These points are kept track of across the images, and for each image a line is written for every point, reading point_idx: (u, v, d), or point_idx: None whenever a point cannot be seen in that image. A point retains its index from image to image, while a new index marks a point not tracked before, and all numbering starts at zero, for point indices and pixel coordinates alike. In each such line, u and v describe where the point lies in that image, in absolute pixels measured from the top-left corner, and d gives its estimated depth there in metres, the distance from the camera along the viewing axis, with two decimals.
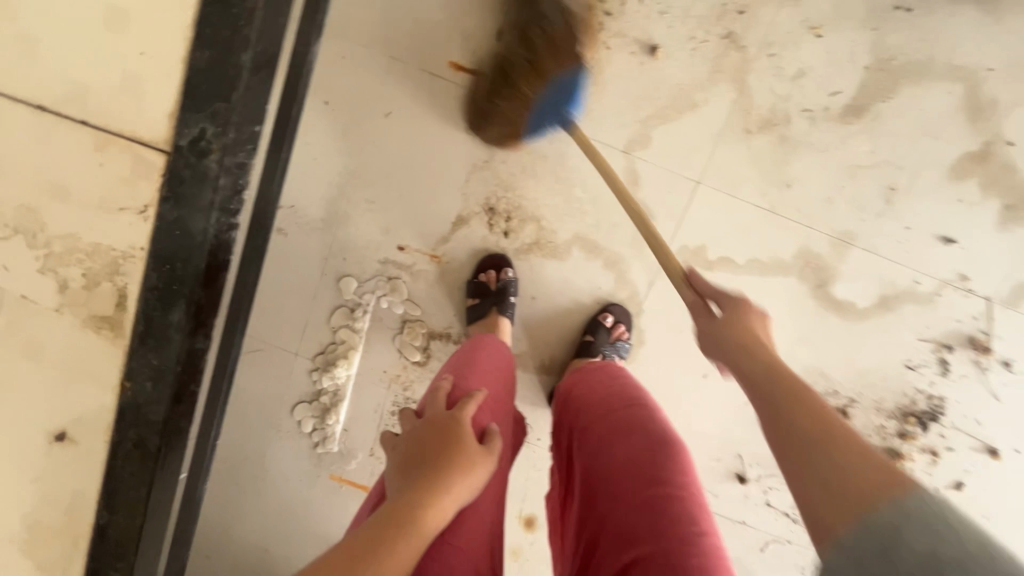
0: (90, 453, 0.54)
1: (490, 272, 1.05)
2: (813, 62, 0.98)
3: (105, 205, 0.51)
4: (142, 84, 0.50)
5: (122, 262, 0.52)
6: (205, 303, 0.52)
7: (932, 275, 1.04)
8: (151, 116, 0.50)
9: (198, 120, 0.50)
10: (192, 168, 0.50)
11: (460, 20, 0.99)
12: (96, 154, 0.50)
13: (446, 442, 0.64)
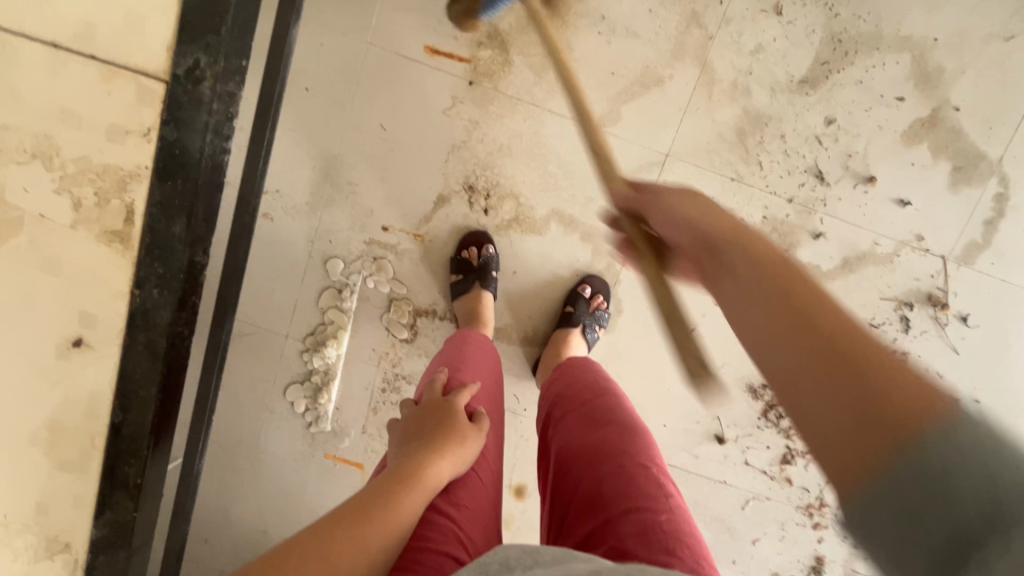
0: (105, 356, 0.57)
1: (472, 249, 1.09)
2: (769, 37, 1.03)
3: (112, 130, 0.52)
4: (145, 19, 0.50)
5: (129, 180, 0.54)
6: (203, 219, 0.56)
7: (890, 236, 1.10)
8: (152, 47, 0.51)
9: (191, 51, 0.51)
10: (188, 93, 0.52)
11: (434, 6, 1.04)
12: (104, 85, 0.51)
13: (444, 423, 0.69)
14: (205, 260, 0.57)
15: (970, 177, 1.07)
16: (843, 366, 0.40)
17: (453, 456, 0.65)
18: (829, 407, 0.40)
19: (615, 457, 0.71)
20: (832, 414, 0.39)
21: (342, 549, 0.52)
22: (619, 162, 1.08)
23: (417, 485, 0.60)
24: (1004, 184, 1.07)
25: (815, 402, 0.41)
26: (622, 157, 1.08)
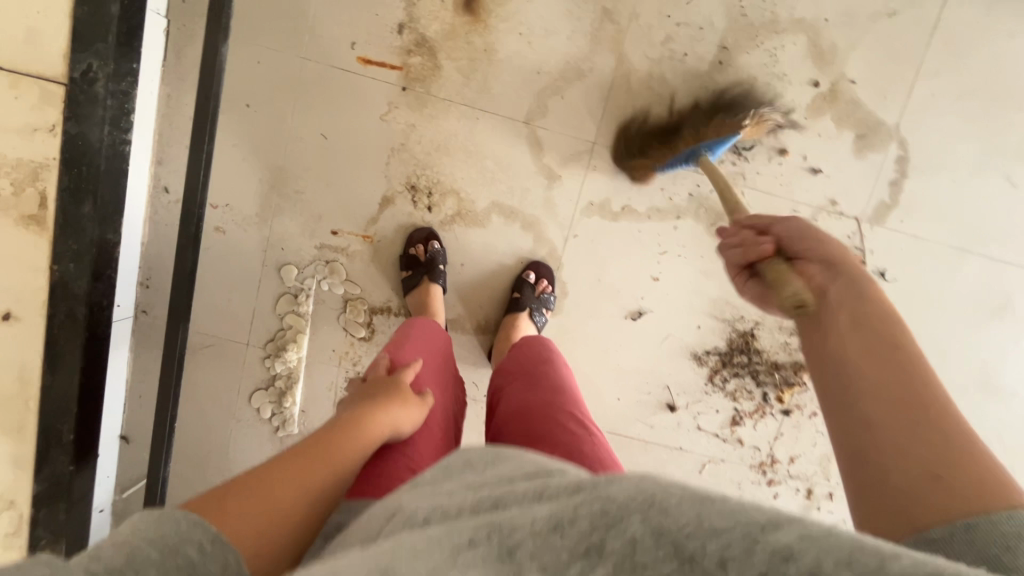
0: (30, 325, 0.80)
1: (419, 245, 1.15)
2: (677, 27, 1.12)
3: (23, 130, 0.75)
4: (41, 33, 0.74)
5: (40, 172, 0.76)
6: (106, 198, 0.81)
7: (807, 203, 1.19)
8: (49, 54, 0.74)
9: (85, 58, 0.75)
10: (85, 93, 0.76)
11: (362, 18, 1.10)
12: (12, 90, 0.74)
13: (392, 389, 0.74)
14: (112, 236, 0.83)
15: (873, 143, 1.16)
16: (923, 416, 0.47)
17: (401, 412, 0.71)
18: (898, 435, 0.46)
19: (550, 410, 0.76)
20: (890, 404, 0.48)
21: (296, 479, 0.55)
22: (550, 153, 1.15)
23: (365, 433, 0.65)
24: (903, 147, 1.17)
25: (876, 410, 0.48)
26: (552, 147, 1.15)
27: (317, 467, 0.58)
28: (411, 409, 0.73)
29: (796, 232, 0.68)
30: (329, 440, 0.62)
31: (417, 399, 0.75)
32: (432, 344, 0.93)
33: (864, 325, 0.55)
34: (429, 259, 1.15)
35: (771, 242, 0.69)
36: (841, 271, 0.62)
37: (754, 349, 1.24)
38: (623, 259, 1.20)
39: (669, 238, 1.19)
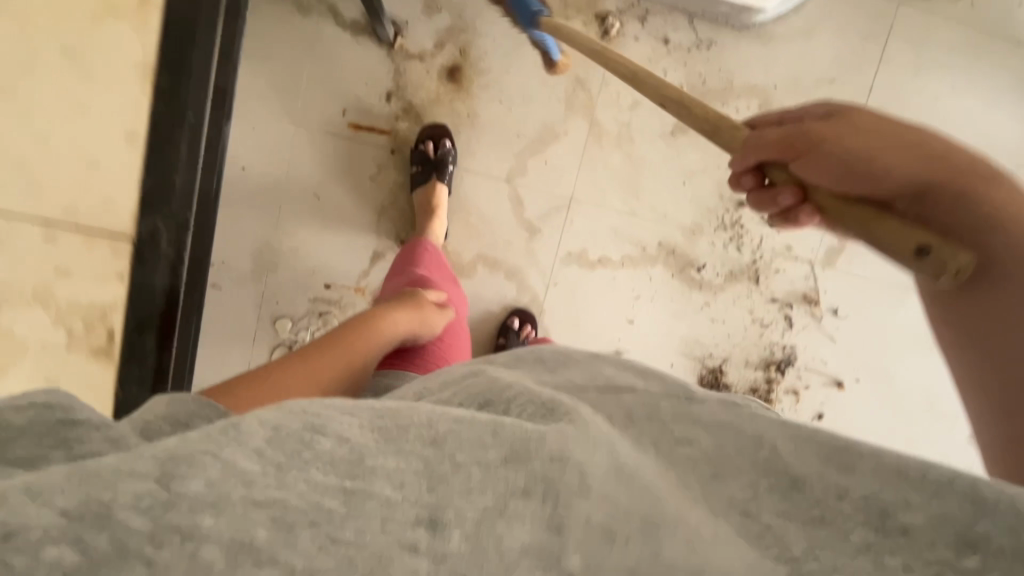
0: None
1: (429, 144, 1.16)
2: (643, 93, 1.22)
3: (99, 275, 0.61)
4: (101, 165, 0.60)
5: (109, 311, 0.62)
6: (163, 323, 0.63)
7: (766, 248, 1.30)
8: (120, 207, 0.61)
9: (154, 224, 0.62)
10: (150, 236, 0.62)
11: (352, 87, 1.16)
12: (85, 244, 0.61)
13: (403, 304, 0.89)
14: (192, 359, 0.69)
15: None
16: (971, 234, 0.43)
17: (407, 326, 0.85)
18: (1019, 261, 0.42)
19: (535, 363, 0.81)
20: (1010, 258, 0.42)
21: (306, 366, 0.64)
22: (530, 208, 1.24)
23: (381, 334, 0.79)
24: None
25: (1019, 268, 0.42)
26: (532, 202, 1.23)
27: (344, 355, 0.71)
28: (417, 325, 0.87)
29: (813, 166, 0.45)
30: (353, 334, 0.76)
31: (423, 318, 0.90)
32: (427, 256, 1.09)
33: (886, 183, 0.44)
34: (440, 191, 1.15)
35: (787, 173, 0.47)
36: (851, 116, 0.46)
37: (723, 383, 1.34)
38: (602, 303, 1.28)
39: (642, 284, 1.29)
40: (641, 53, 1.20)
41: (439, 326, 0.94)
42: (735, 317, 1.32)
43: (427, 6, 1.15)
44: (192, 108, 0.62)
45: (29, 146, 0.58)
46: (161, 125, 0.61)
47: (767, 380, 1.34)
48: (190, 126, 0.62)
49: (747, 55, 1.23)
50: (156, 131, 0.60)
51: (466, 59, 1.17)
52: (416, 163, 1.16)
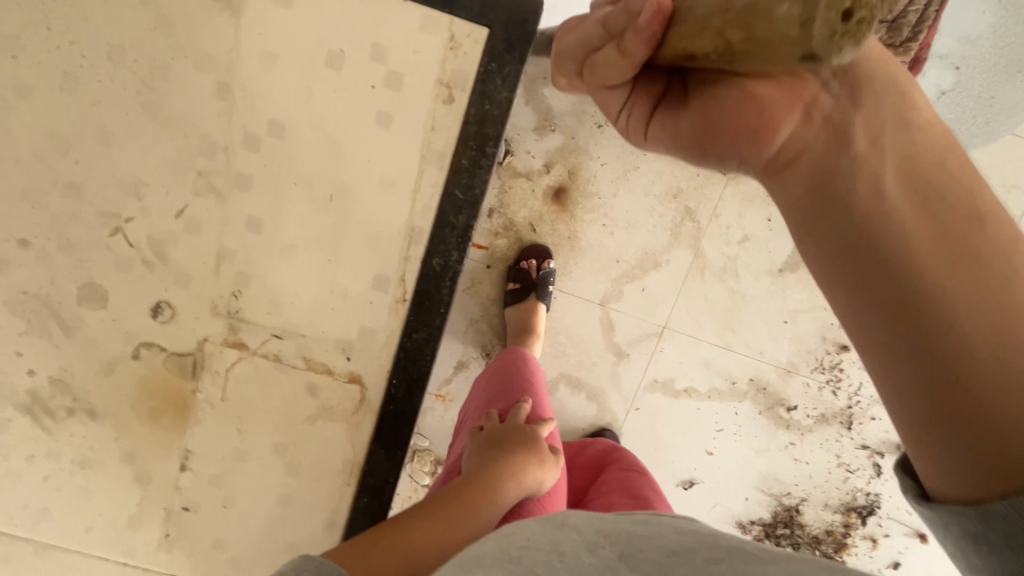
0: (207, 553, 0.62)
1: (533, 261, 1.13)
2: (755, 230, 1.16)
3: (293, 414, 0.60)
4: (349, 320, 0.59)
5: (302, 435, 0.60)
6: (382, 493, 0.61)
7: (864, 394, 1.24)
8: (361, 366, 0.59)
9: (387, 434, 0.61)
10: (386, 433, 0.60)
11: None
12: (305, 363, 0.59)
13: (514, 448, 0.68)
14: None
15: None
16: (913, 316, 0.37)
17: (519, 489, 0.63)
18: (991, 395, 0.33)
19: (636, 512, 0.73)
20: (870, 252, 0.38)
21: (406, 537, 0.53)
22: (620, 332, 1.20)
23: (489, 502, 0.59)
24: None
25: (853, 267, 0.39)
26: (624, 328, 1.20)
27: (442, 530, 0.55)
28: (526, 484, 0.65)
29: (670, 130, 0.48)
30: (456, 491, 0.60)
31: (536, 474, 0.67)
32: (530, 370, 0.90)
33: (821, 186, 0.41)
34: (537, 310, 1.12)
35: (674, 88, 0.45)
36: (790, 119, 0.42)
37: (798, 523, 1.28)
38: (682, 433, 1.25)
39: (727, 415, 1.24)
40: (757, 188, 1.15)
41: (546, 485, 0.69)
42: (820, 459, 1.27)
43: (540, 126, 1.12)
44: (435, 257, 0.58)
45: (296, 306, 0.58)
46: (416, 318, 0.59)
47: (846, 525, 1.28)
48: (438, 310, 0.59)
49: None
50: (417, 321, 0.59)
51: (575, 181, 1.14)
52: (515, 283, 1.14)
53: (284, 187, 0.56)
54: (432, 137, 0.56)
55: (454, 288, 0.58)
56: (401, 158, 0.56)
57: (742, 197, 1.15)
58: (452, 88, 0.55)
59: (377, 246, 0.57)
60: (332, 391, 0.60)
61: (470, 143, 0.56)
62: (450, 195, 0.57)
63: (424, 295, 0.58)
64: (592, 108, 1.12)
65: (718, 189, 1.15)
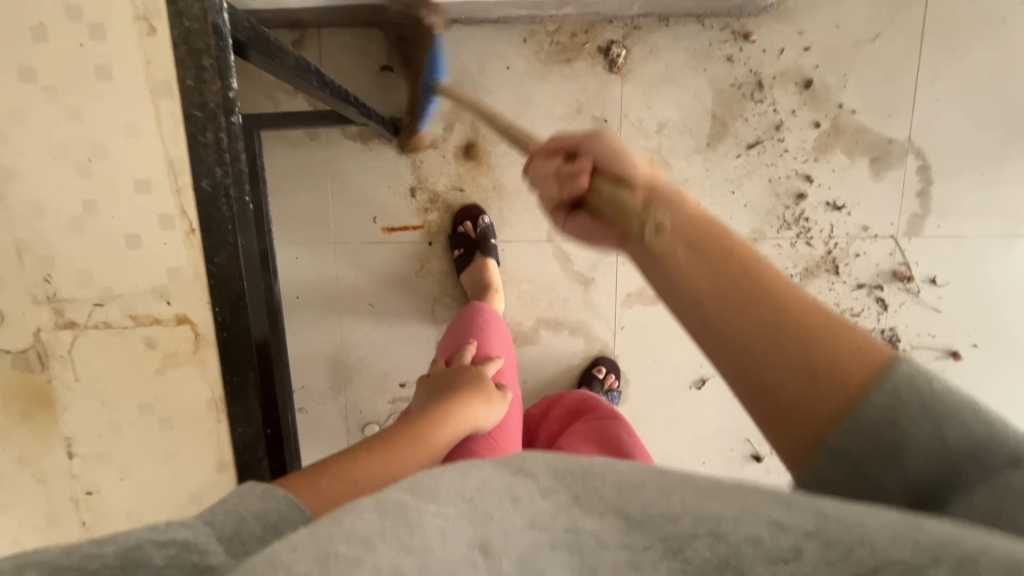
0: None
1: (468, 223, 1.15)
2: (668, 114, 1.15)
3: (145, 381, 0.51)
4: (151, 273, 0.49)
5: (161, 402, 0.52)
6: (258, 452, 0.52)
7: (839, 234, 1.20)
8: (184, 320, 0.49)
9: (242, 393, 0.50)
10: (236, 389, 0.50)
11: (378, 192, 1.16)
12: (130, 320, 0.50)
13: (461, 392, 0.68)
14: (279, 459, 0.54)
15: (888, 163, 1.17)
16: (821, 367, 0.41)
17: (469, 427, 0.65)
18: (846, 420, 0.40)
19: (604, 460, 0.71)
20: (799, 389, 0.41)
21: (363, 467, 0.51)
22: (578, 260, 1.20)
23: (437, 440, 0.60)
24: (920, 158, 1.17)
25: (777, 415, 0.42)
26: (580, 255, 1.20)
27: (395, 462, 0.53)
28: (474, 422, 0.66)
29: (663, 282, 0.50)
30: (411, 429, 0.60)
31: (482, 411, 0.68)
32: (479, 317, 0.90)
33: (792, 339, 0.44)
34: (489, 265, 1.13)
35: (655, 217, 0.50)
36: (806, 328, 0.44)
37: None
38: (675, 337, 1.24)
39: None
40: (654, 73, 1.14)
41: (491, 420, 0.70)
42: None
43: (428, 95, 1.13)
44: (206, 177, 0.46)
45: (94, 274, 0.49)
46: (213, 250, 0.47)
47: None
48: (236, 233, 0.47)
49: (772, 41, 1.12)
50: (217, 253, 0.47)
51: (480, 134, 1.15)
52: (458, 249, 1.15)
53: (43, 164, 0.47)
54: (151, 72, 0.44)
55: (235, 207, 0.46)
56: (134, 88, 0.45)
57: (642, 88, 1.14)
58: (151, 19, 0.44)
59: (146, 189, 0.47)
60: (168, 339, 0.50)
61: (186, 62, 0.44)
62: (193, 115, 0.45)
63: (208, 219, 0.47)
64: (470, 62, 1.12)
65: (617, 89, 1.14)
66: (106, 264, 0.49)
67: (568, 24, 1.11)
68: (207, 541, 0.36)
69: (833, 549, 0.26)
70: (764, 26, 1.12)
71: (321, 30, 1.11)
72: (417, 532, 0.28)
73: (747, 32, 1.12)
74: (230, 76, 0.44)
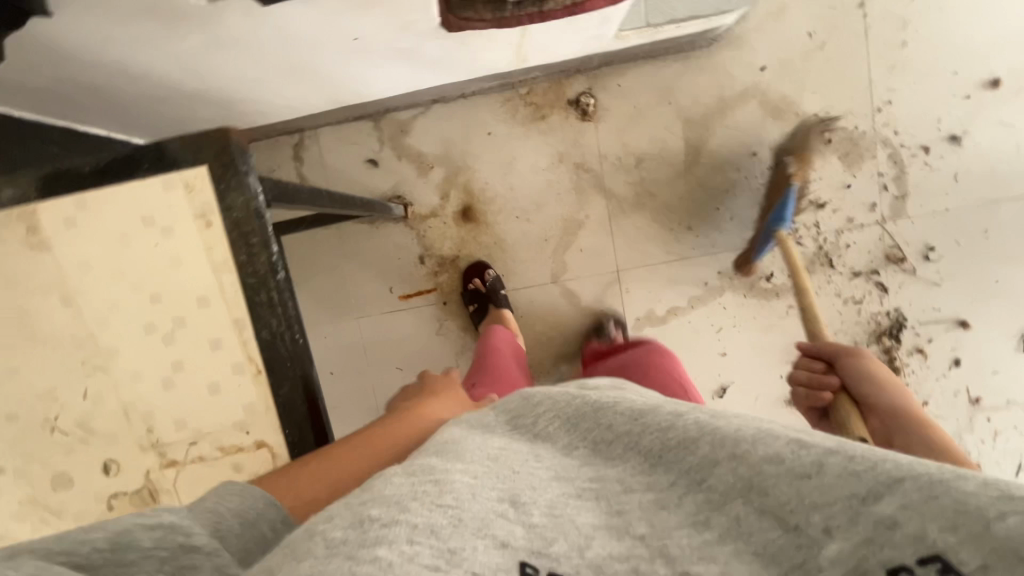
0: None
1: (477, 279, 1.23)
2: (644, 149, 1.23)
3: None
4: (235, 411, 0.61)
5: None
6: None
7: (828, 229, 1.26)
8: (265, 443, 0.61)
9: None
10: None
11: (390, 265, 1.25)
12: (221, 449, 0.62)
13: (430, 391, 0.74)
14: None
15: (859, 156, 1.23)
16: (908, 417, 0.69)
17: (446, 413, 0.67)
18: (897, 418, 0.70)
19: None
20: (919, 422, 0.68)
21: (341, 460, 0.57)
22: (584, 295, 1.27)
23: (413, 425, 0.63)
24: (888, 146, 1.23)
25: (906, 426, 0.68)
26: (586, 290, 1.27)
27: (362, 452, 0.58)
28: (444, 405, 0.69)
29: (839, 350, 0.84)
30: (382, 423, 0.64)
31: (451, 397, 0.72)
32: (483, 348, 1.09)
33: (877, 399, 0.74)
34: (505, 314, 1.20)
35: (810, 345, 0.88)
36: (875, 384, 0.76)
37: None
38: (689, 352, 1.29)
39: (718, 315, 1.28)
40: (623, 113, 1.22)
41: (471, 405, 0.72)
42: (825, 306, 1.28)
43: (421, 170, 1.23)
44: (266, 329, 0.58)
45: (191, 419, 0.61)
46: (278, 383, 0.59)
47: (885, 352, 1.29)
48: (296, 367, 0.59)
49: (727, 66, 1.20)
50: (282, 385, 0.59)
51: (474, 197, 1.24)
52: (472, 305, 1.23)
53: (145, 344, 0.60)
54: (215, 257, 0.57)
55: (291, 345, 0.58)
56: (205, 271, 0.58)
57: (615, 129, 1.22)
58: (211, 220, 0.57)
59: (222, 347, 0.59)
60: (252, 460, 0.61)
61: (240, 244, 0.57)
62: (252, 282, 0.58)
63: (272, 360, 0.59)
64: (454, 135, 1.22)
65: (592, 134, 1.23)
66: (199, 411, 0.61)
67: (536, 86, 1.21)
68: (190, 524, 0.41)
69: (858, 462, 0.37)
70: (718, 54, 1.20)
71: (318, 129, 1.22)
72: (445, 498, 0.39)
73: (702, 62, 1.20)
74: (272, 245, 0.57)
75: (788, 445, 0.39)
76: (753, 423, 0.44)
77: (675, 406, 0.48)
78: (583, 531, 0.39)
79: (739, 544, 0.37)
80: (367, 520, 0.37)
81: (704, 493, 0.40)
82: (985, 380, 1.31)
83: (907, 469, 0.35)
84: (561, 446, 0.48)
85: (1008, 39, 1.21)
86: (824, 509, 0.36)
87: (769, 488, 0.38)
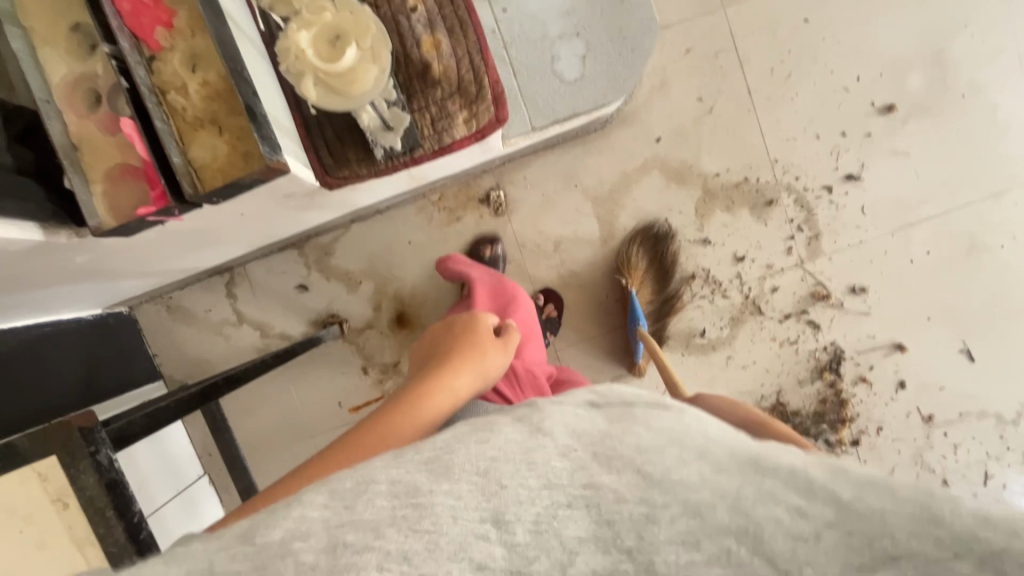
0: None
1: None
2: (560, 231, 1.27)
3: None
4: None
5: None
6: None
7: (751, 278, 1.28)
8: None
9: None
10: None
11: (336, 380, 1.29)
12: None
13: (463, 348, 0.70)
14: None
15: (766, 205, 1.27)
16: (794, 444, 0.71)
17: (469, 386, 0.65)
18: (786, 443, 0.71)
19: None
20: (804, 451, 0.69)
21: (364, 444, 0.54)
22: None
23: (429, 408, 0.59)
24: (792, 191, 1.27)
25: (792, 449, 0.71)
26: None
27: (389, 432, 0.55)
28: (478, 379, 0.66)
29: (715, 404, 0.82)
30: (407, 399, 0.60)
31: (484, 363, 0.69)
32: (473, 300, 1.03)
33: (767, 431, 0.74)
34: None
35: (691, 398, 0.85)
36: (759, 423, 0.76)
37: (791, 413, 1.30)
38: None
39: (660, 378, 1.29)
40: (534, 201, 1.27)
41: (496, 372, 0.70)
42: (763, 351, 1.29)
43: (351, 286, 1.27)
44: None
45: None
46: None
47: (829, 387, 1.29)
48: None
49: (623, 144, 1.26)
50: None
51: (405, 303, 1.28)
52: None
53: None
54: (73, 531, 0.60)
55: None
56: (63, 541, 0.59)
57: (528, 217, 1.27)
58: (66, 498, 0.60)
59: None
60: None
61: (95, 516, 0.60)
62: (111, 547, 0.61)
63: None
64: (376, 248, 1.27)
65: (508, 226, 1.27)
66: None
67: (447, 191, 1.27)
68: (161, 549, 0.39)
69: (855, 537, 0.35)
70: (612, 134, 1.26)
71: (246, 265, 1.27)
72: (427, 517, 0.38)
73: (600, 143, 1.26)
74: (130, 506, 0.62)
75: (788, 511, 0.38)
76: (752, 474, 0.42)
77: (681, 444, 0.46)
78: (567, 548, 0.37)
79: (725, 561, 0.36)
80: (340, 545, 0.35)
81: (697, 522, 0.37)
82: (933, 396, 1.30)
83: (904, 549, 0.34)
84: (559, 447, 0.45)
85: (886, 73, 1.26)
86: (820, 566, 0.34)
87: (765, 539, 0.36)
